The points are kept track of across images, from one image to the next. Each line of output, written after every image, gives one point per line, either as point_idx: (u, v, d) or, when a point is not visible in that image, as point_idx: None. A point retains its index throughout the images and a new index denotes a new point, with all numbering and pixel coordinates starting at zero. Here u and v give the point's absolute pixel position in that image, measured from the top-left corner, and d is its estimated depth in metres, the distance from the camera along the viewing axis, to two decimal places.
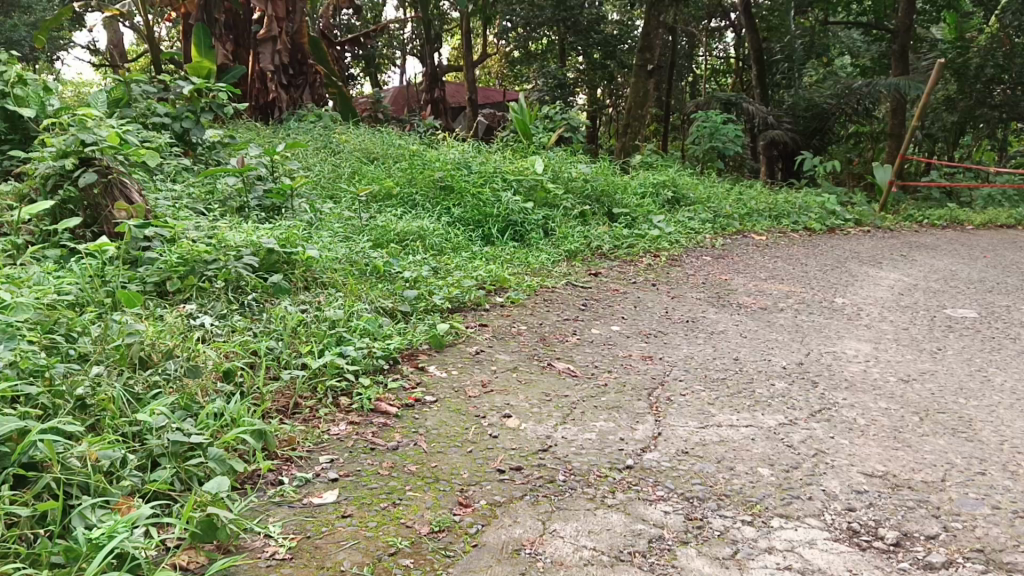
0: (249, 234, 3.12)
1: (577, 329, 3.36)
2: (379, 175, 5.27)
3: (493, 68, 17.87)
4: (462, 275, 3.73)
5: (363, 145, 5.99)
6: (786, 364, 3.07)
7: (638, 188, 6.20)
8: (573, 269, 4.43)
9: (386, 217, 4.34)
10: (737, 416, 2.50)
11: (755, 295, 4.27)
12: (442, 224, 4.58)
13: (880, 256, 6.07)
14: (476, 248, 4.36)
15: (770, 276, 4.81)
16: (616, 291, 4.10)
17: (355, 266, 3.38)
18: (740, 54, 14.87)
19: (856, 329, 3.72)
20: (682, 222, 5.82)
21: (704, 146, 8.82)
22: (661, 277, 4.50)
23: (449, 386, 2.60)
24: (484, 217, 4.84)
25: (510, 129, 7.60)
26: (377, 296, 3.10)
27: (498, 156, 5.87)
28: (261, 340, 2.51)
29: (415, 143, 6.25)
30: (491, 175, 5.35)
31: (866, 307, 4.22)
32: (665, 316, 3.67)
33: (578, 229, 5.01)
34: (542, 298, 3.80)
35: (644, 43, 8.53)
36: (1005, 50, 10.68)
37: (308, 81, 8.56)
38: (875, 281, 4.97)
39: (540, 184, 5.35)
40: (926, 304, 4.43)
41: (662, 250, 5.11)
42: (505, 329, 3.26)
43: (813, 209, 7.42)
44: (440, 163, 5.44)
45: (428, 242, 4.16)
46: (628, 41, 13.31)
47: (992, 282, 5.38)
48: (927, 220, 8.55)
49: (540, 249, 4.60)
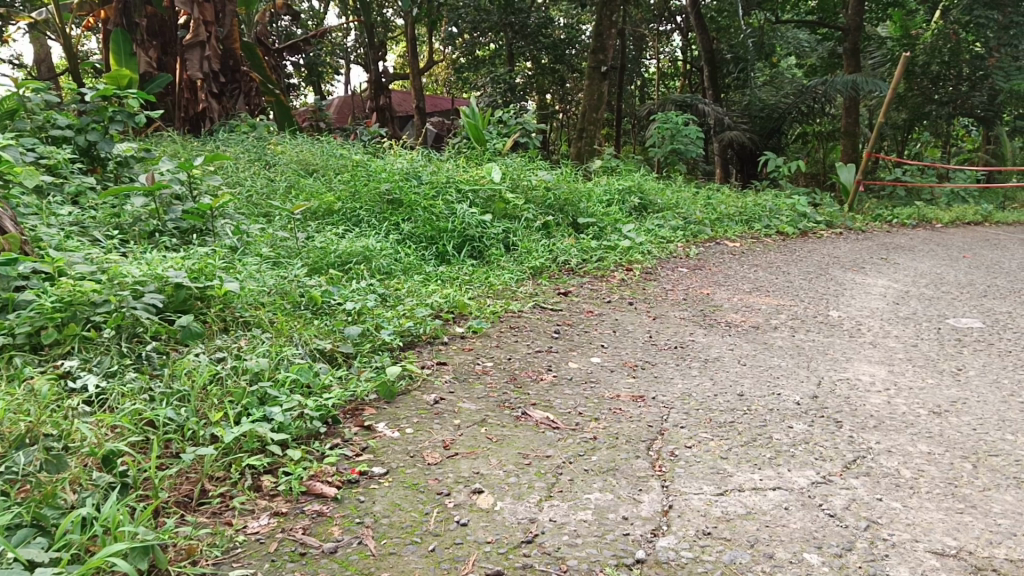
0: (152, 266, 2.59)
1: (552, 364, 2.87)
2: (318, 190, 4.73)
3: (440, 75, 17.37)
4: (415, 303, 3.22)
5: (300, 155, 5.45)
6: (799, 399, 2.62)
7: (601, 195, 5.76)
8: (540, 288, 3.97)
9: (327, 238, 3.83)
10: (760, 474, 2.03)
11: (743, 311, 3.84)
12: (390, 242, 4.07)
13: (861, 260, 5.71)
14: (429, 269, 3.86)
15: (754, 288, 4.39)
16: (590, 313, 3.63)
17: (288, 299, 2.85)
18: (690, 56, 14.56)
19: (863, 348, 3.31)
20: (652, 230, 5.39)
21: (665, 148, 8.43)
22: (638, 294, 4.06)
23: (403, 451, 2.09)
24: (439, 232, 4.34)
25: (462, 136, 7.12)
26: (315, 337, 2.59)
27: (451, 164, 5.38)
28: (161, 404, 1.98)
29: (359, 152, 5.73)
30: (444, 185, 4.85)
31: (864, 320, 3.81)
32: (650, 342, 3.21)
33: (542, 242, 4.56)
34: (509, 326, 3.31)
35: (597, 42, 8.09)
36: (951, 46, 10.53)
37: (241, 89, 7.95)
38: (865, 289, 4.58)
39: (498, 195, 4.87)
40: (926, 314, 4.04)
41: (635, 261, 4.67)
42: (469, 368, 2.77)
43: (784, 212, 7.06)
44: (387, 173, 4.92)
45: (375, 265, 3.65)
46: (575, 45, 12.88)
47: (983, 285, 5.04)
48: (896, 220, 8.28)
49: (502, 266, 4.12)
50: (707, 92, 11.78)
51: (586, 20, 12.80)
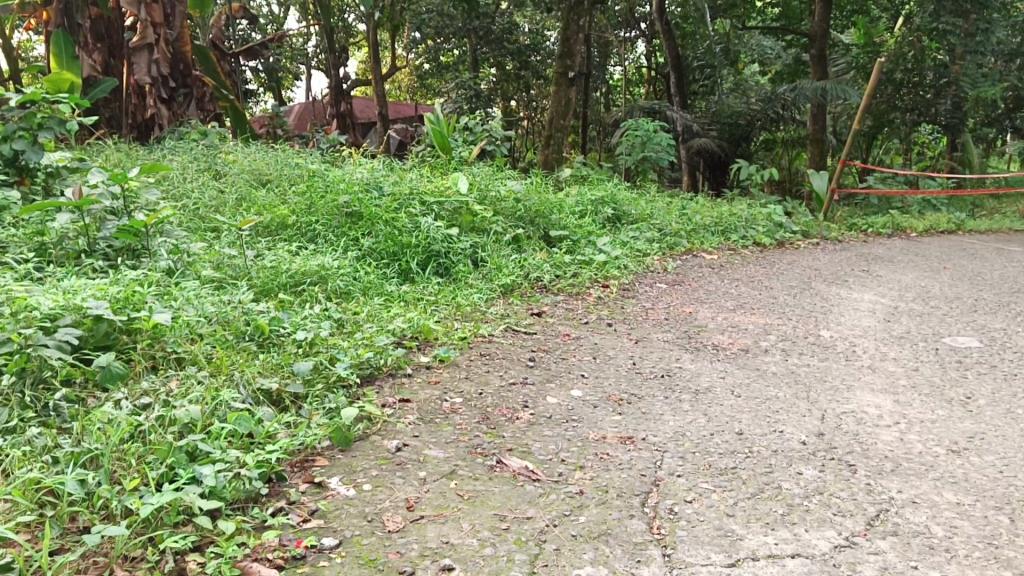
0: (68, 295, 2.27)
1: (528, 400, 2.58)
2: (272, 202, 4.40)
3: (403, 82, 17.05)
4: (375, 330, 2.91)
5: (253, 164, 5.10)
6: (804, 438, 2.35)
7: (573, 206, 5.49)
8: (511, 308, 3.69)
9: (279, 257, 3.52)
10: (774, 538, 1.75)
11: (730, 332, 3.59)
12: (349, 260, 3.76)
13: (843, 273, 5.51)
14: (392, 290, 3.56)
15: (738, 305, 4.15)
16: (567, 336, 3.35)
17: (230, 330, 2.54)
18: (655, 63, 14.38)
19: (861, 374, 3.07)
20: (627, 243, 5.13)
21: (636, 155, 8.18)
22: (617, 314, 3.79)
23: (359, 516, 1.78)
24: (401, 247, 4.03)
25: (426, 143, 6.81)
26: (258, 375, 2.27)
27: (414, 174, 5.08)
28: (66, 468, 1.67)
29: (316, 161, 5.38)
30: (406, 197, 4.54)
31: (858, 341, 3.58)
32: (634, 371, 2.94)
33: (513, 258, 4.28)
34: (479, 353, 3.02)
35: (564, 48, 7.83)
36: (914, 53, 10.35)
37: (193, 94, 7.52)
38: (853, 305, 4.36)
39: (465, 207, 4.58)
40: (919, 333, 3.82)
41: (611, 277, 4.41)
42: (435, 406, 2.47)
43: (760, 222, 6.85)
44: (346, 184, 4.60)
45: (331, 286, 3.34)
46: (540, 52, 12.65)
47: (970, 299, 4.86)
48: (871, 229, 8.13)
49: (470, 285, 3.83)
50: (673, 100, 11.60)
51: (551, 26, 12.57)
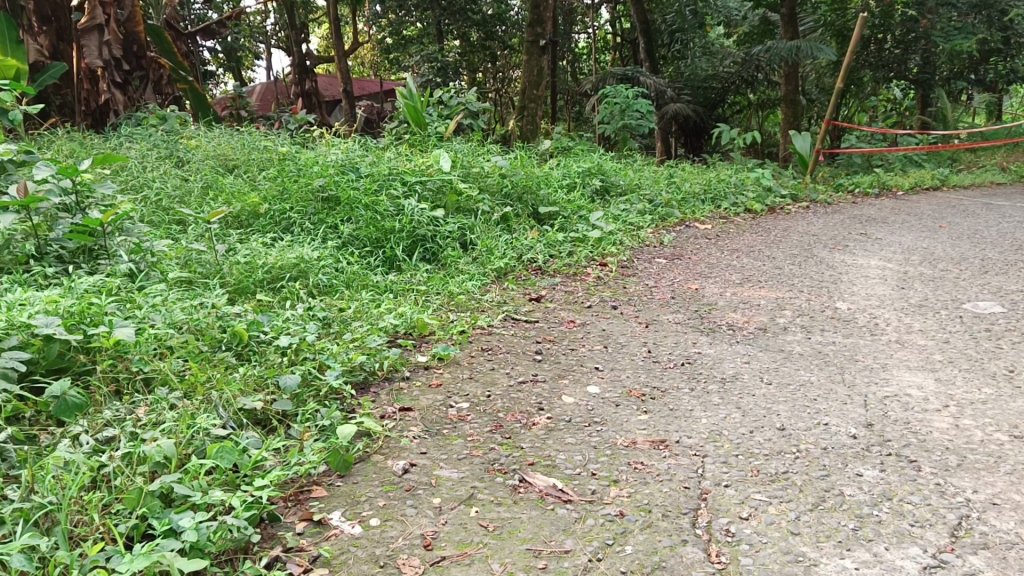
0: (12, 313, 1.98)
1: (542, 401, 2.32)
2: (240, 190, 4.07)
3: (368, 56, 16.59)
4: (365, 329, 2.64)
5: (218, 149, 4.76)
6: (854, 430, 2.12)
7: (561, 179, 5.22)
8: (508, 295, 3.43)
9: (253, 250, 3.22)
10: (852, 562, 1.52)
11: (744, 309, 3.36)
12: (329, 249, 3.46)
13: (841, 237, 5.31)
14: (379, 282, 3.28)
15: (745, 278, 3.91)
16: (572, 323, 3.10)
17: (204, 339, 2.25)
18: (623, 29, 14.06)
19: (893, 350, 2.84)
20: (619, 216, 4.88)
21: (616, 123, 7.90)
22: (620, 295, 3.54)
23: (369, 561, 1.51)
24: (384, 233, 3.74)
25: (398, 120, 6.47)
26: (239, 393, 1.99)
27: (392, 152, 4.77)
28: (13, 530, 1.39)
29: (285, 143, 5.04)
30: (385, 178, 4.24)
31: (878, 312, 3.36)
32: (651, 359, 2.69)
33: (503, 239, 4.02)
34: (480, 349, 2.75)
35: (535, 13, 7.48)
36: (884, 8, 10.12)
37: (148, 77, 7.14)
38: (862, 272, 4.15)
39: (449, 185, 4.28)
40: (938, 300, 3.61)
41: (608, 254, 4.16)
42: (440, 414, 2.21)
43: (749, 188, 6.61)
44: (319, 166, 4.28)
45: (311, 281, 3.05)
46: (505, 21, 12.26)
47: (977, 259, 4.67)
48: (858, 189, 7.94)
49: (460, 271, 3.57)
50: (645, 65, 11.30)
51: None
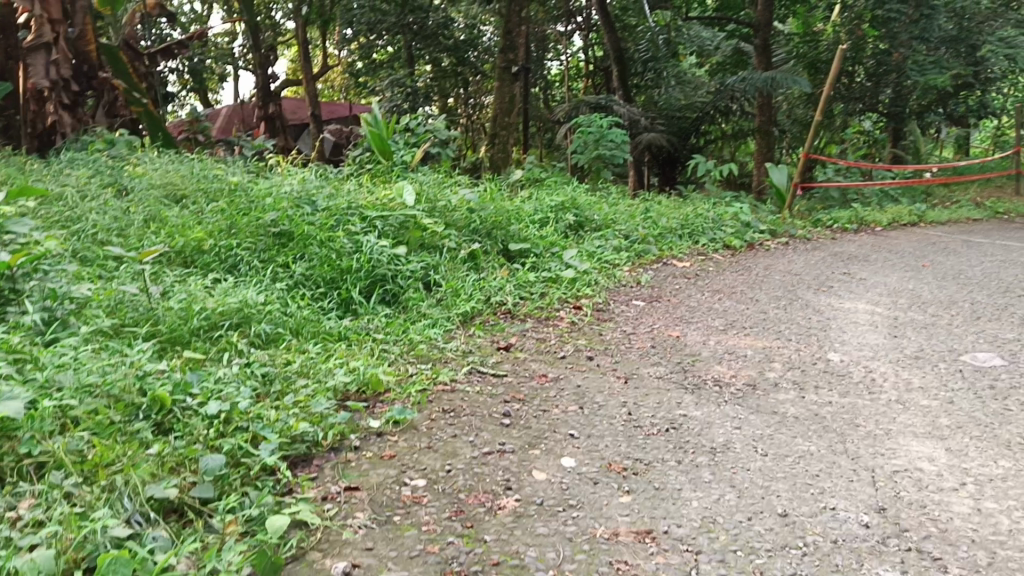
0: None
1: (509, 478, 2.03)
2: (185, 223, 3.76)
3: (338, 80, 16.33)
4: (310, 391, 2.34)
5: (165, 178, 4.44)
6: (866, 518, 1.85)
7: (533, 214, 4.96)
8: (474, 343, 3.15)
9: (191, 294, 2.93)
10: None
11: (729, 362, 3.11)
12: (276, 293, 3.17)
13: (824, 277, 5.10)
14: (331, 330, 3.00)
15: (728, 324, 3.67)
16: (543, 378, 2.82)
17: (117, 408, 1.95)
18: (595, 57, 13.95)
19: (895, 413, 2.59)
20: (594, 254, 4.63)
21: (589, 153, 7.67)
22: (596, 343, 3.28)
23: None
24: (340, 273, 3.46)
25: (363, 148, 6.19)
26: (150, 476, 1.69)
27: (351, 184, 4.48)
28: None
29: (237, 172, 4.72)
30: (343, 211, 3.96)
31: (874, 366, 3.12)
32: (629, 424, 2.42)
33: (471, 279, 3.74)
34: (442, 409, 2.46)
35: (506, 40, 7.26)
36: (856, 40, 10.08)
37: (100, 98, 6.82)
38: (851, 318, 3.92)
39: (413, 220, 3.99)
40: (934, 352, 3.37)
41: (582, 296, 3.91)
42: (392, 495, 1.91)
43: (727, 223, 6.39)
44: (273, 199, 3.98)
45: (254, 330, 2.78)
46: (477, 48, 12.07)
47: (966, 303, 4.47)
48: (836, 225, 7.77)
49: (422, 317, 3.29)
50: (618, 95, 11.15)
51: (487, 21, 11.97)
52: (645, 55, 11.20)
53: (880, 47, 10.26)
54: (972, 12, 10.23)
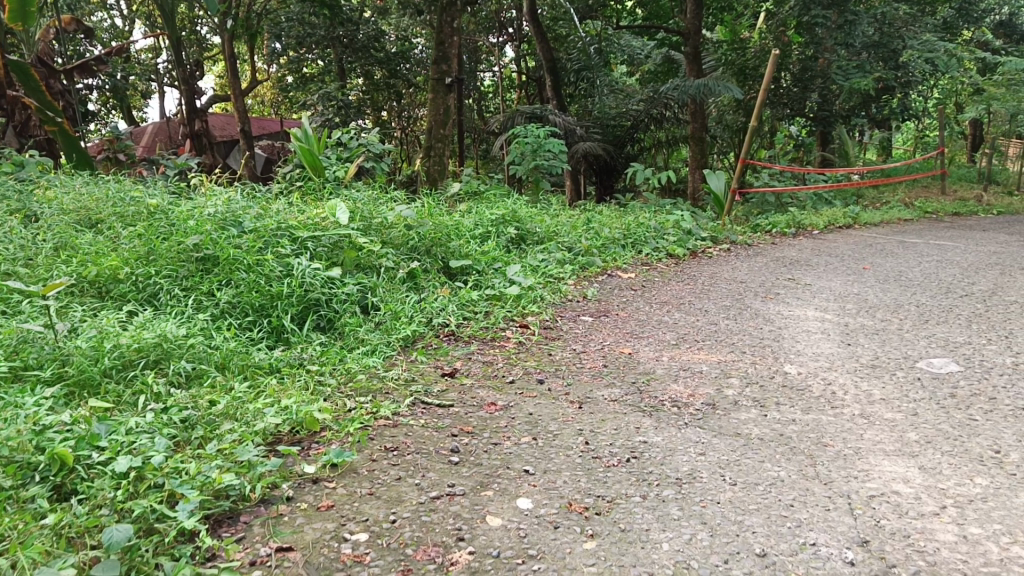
0: None
1: (461, 525, 1.84)
2: (99, 250, 3.48)
3: (268, 95, 15.94)
4: (236, 436, 2.11)
5: (77, 202, 4.13)
6: (850, 554, 1.71)
7: (473, 229, 4.77)
8: (417, 370, 2.94)
9: (103, 330, 2.67)
10: None
11: (686, 379, 2.96)
12: (199, 325, 2.92)
13: (770, 283, 5.03)
14: (261, 362, 2.76)
15: (680, 339, 3.53)
16: (492, 407, 2.63)
17: (8, 471, 1.71)
18: (529, 67, 13.85)
19: (862, 429, 2.48)
20: (537, 268, 4.48)
21: (527, 164, 7.53)
22: (545, 365, 3.10)
23: None
24: (269, 300, 3.22)
25: (293, 164, 5.93)
26: (43, 556, 1.47)
27: (281, 203, 4.23)
28: None
29: (157, 193, 4.43)
30: (271, 233, 3.71)
31: (833, 378, 3.01)
32: (587, 454, 2.25)
33: (411, 300, 3.54)
34: (384, 448, 2.25)
35: (439, 50, 7.07)
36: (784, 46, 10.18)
37: (10, 118, 6.42)
38: (803, 327, 3.83)
39: (348, 240, 3.78)
40: (891, 359, 3.29)
41: (528, 313, 3.74)
42: (331, 555, 1.69)
43: (669, 231, 6.31)
44: (194, 222, 3.72)
45: (172, 368, 2.54)
46: (409, 60, 11.82)
47: (913, 306, 4.44)
48: (775, 229, 7.78)
49: (360, 344, 3.08)
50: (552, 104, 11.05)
51: (419, 32, 11.77)
52: (577, 64, 11.00)
53: (807, 53, 10.37)
54: (893, 17, 10.43)
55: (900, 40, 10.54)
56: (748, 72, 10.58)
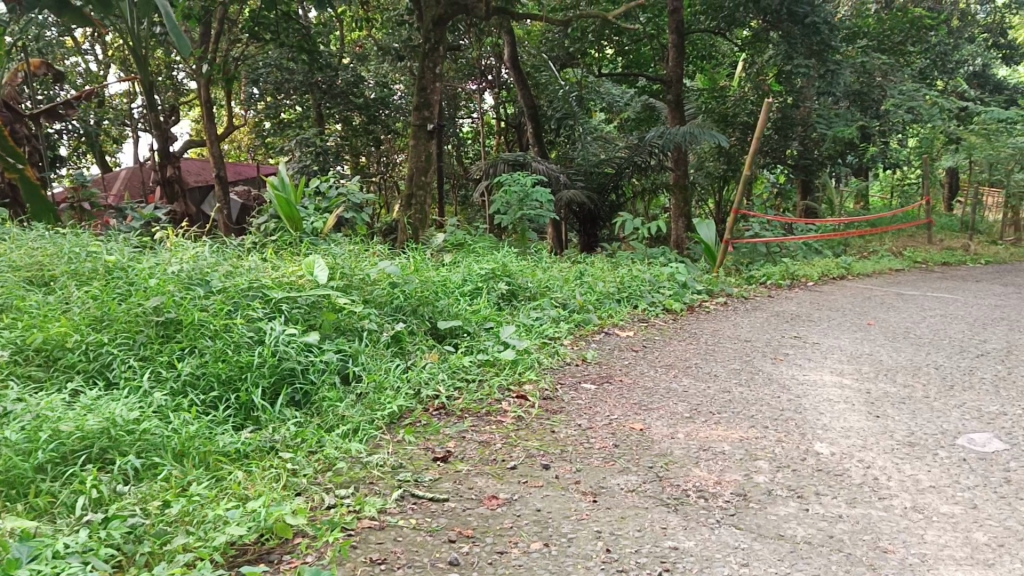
0: None
1: None
2: (46, 313, 3.11)
3: (244, 140, 15.66)
4: (191, 557, 1.75)
5: (28, 257, 3.76)
6: None
7: (462, 286, 4.46)
8: (406, 454, 2.59)
9: (40, 414, 2.30)
10: None
11: (708, 462, 2.64)
12: (155, 405, 2.56)
13: (777, 342, 4.75)
14: (227, 449, 2.41)
15: (693, 410, 3.21)
16: (492, 501, 2.29)
17: None
18: (510, 113, 13.69)
19: (921, 528, 2.15)
20: (532, 327, 4.17)
21: (513, 214, 7.24)
22: (549, 445, 2.76)
23: None
24: (239, 372, 2.86)
25: (268, 215, 5.60)
26: None
27: (253, 258, 3.90)
28: None
29: (119, 247, 4.07)
30: (241, 293, 3.37)
31: (872, 460, 2.70)
32: (611, 567, 1.91)
33: (397, 368, 3.20)
34: (370, 562, 1.89)
35: (421, 96, 6.83)
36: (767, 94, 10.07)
37: None
38: (824, 395, 3.52)
39: (328, 300, 3.44)
40: (929, 435, 2.98)
41: (526, 381, 3.41)
42: None
43: (665, 284, 6.04)
44: (156, 281, 3.37)
45: (118, 465, 2.17)
46: (388, 106, 11.56)
47: (934, 368, 4.16)
48: (770, 281, 7.53)
49: (341, 422, 2.73)
50: (535, 151, 10.82)
51: (398, 79, 11.57)
52: (559, 112, 10.85)
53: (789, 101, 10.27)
54: (875, 67, 10.35)
55: (881, 89, 10.46)
56: (730, 120, 10.40)
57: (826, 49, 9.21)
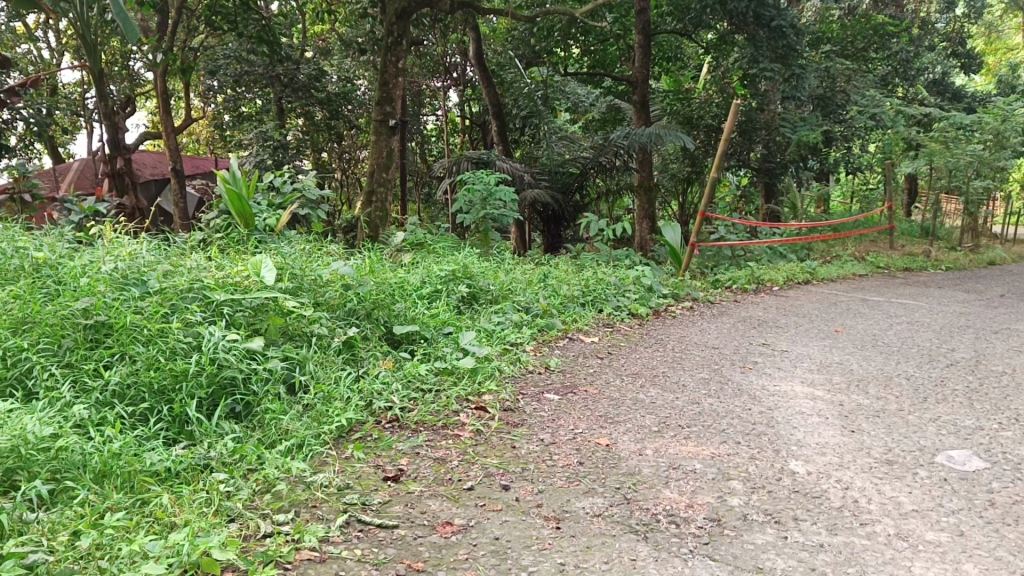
0: None
1: None
2: None
3: (201, 132, 15.24)
4: None
5: None
6: None
7: (420, 288, 4.25)
8: (353, 473, 2.38)
9: None
10: None
11: (679, 483, 2.47)
12: (76, 418, 2.32)
13: (746, 349, 4.60)
14: (155, 468, 2.19)
15: (661, 424, 3.04)
16: (446, 528, 2.09)
17: None
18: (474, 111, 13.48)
19: (908, 559, 2.00)
20: (492, 332, 3.98)
21: (476, 213, 7.04)
22: (509, 463, 2.57)
23: None
24: (173, 381, 2.62)
25: (219, 210, 5.33)
26: None
27: (198, 257, 3.66)
28: None
29: (52, 243, 3.80)
30: (180, 294, 3.13)
31: (853, 481, 2.54)
32: None
33: (347, 377, 2.99)
34: None
35: (382, 91, 6.59)
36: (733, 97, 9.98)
37: None
38: (797, 408, 3.37)
39: (275, 303, 3.21)
40: (908, 453, 2.84)
41: (486, 391, 3.21)
42: None
43: (630, 287, 5.89)
44: (88, 280, 3.12)
45: (25, 489, 1.93)
46: (350, 101, 11.27)
47: (906, 379, 4.05)
48: (736, 285, 7.42)
49: (283, 437, 2.51)
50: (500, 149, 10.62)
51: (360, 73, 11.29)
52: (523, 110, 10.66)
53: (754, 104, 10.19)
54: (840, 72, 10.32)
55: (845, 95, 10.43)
56: (695, 122, 10.31)
57: (791, 52, 9.12)
